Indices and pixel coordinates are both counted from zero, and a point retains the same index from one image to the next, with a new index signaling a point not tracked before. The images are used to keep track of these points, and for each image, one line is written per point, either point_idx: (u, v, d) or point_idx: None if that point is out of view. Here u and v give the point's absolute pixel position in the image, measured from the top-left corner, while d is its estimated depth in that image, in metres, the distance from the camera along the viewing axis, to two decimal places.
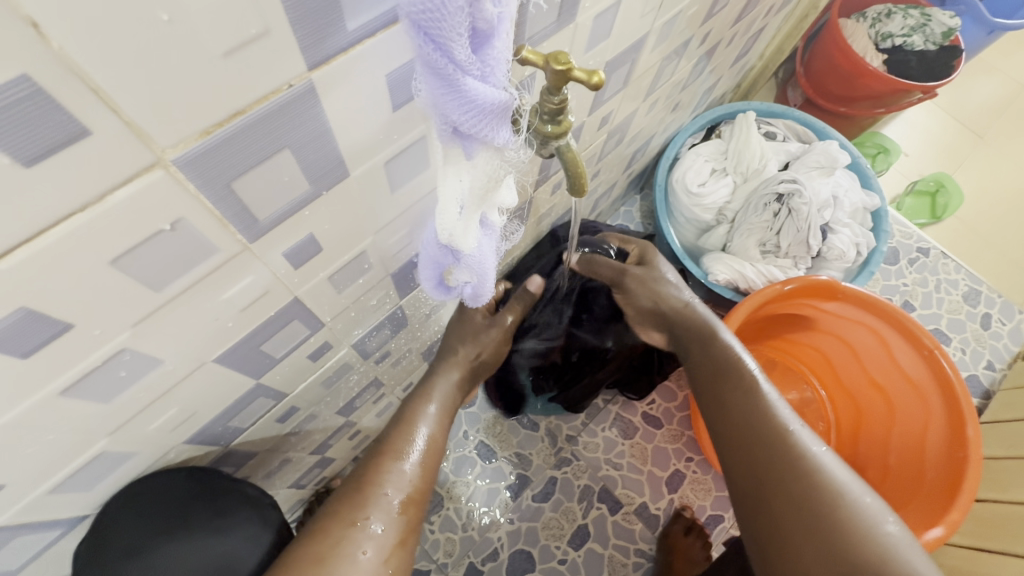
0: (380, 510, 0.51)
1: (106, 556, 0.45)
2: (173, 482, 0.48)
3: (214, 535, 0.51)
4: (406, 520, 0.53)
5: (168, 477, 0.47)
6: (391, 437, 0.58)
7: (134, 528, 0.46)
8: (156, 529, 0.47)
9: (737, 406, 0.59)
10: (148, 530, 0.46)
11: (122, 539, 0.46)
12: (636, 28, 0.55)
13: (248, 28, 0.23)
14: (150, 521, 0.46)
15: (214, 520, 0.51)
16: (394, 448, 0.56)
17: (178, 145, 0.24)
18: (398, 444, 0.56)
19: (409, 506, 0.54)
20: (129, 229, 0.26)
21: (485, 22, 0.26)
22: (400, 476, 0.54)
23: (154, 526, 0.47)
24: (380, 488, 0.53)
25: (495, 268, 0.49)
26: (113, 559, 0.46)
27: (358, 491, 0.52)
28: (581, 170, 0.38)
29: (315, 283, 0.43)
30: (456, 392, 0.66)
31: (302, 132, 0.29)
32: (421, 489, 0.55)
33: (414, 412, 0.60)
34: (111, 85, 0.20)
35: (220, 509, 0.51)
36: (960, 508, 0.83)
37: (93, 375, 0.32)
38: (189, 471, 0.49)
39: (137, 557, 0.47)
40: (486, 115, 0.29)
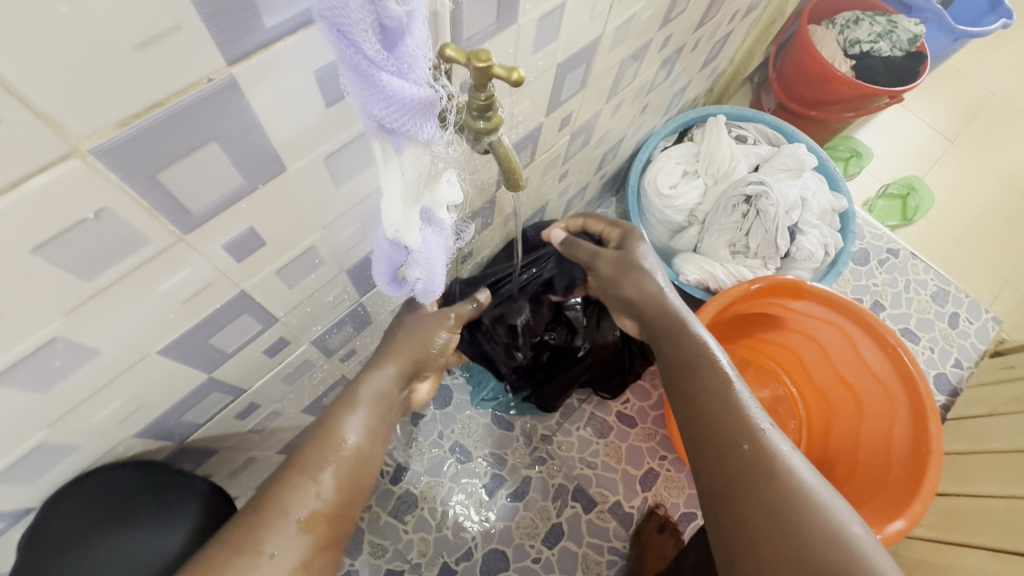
0: (275, 536, 0.44)
1: (49, 543, 0.45)
2: (117, 475, 0.47)
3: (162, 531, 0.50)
4: (311, 541, 0.46)
5: (112, 471, 0.47)
6: (302, 450, 0.50)
7: (71, 516, 0.45)
8: (95, 520, 0.46)
9: (702, 409, 0.58)
10: (87, 522, 0.46)
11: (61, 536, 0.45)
12: (587, 30, 0.57)
13: (157, 22, 0.23)
14: (88, 512, 0.45)
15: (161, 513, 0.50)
16: (301, 463, 0.48)
17: (95, 134, 0.25)
18: (308, 460, 0.49)
19: (317, 523, 0.47)
20: (51, 217, 0.27)
21: (394, 20, 0.27)
22: (305, 494, 0.47)
23: (93, 514, 0.46)
24: (282, 508, 0.46)
25: (445, 266, 0.50)
26: (55, 549, 0.45)
27: (253, 512, 0.45)
28: (514, 165, 0.39)
29: (261, 276, 0.44)
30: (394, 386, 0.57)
31: (231, 125, 0.30)
32: (338, 508, 0.48)
33: (334, 418, 0.52)
34: (17, 74, 0.21)
35: (166, 502, 0.51)
36: (921, 502, 0.85)
37: (25, 364, 0.32)
38: (138, 465, 0.50)
39: (76, 550, 0.46)
40: (408, 110, 0.31)
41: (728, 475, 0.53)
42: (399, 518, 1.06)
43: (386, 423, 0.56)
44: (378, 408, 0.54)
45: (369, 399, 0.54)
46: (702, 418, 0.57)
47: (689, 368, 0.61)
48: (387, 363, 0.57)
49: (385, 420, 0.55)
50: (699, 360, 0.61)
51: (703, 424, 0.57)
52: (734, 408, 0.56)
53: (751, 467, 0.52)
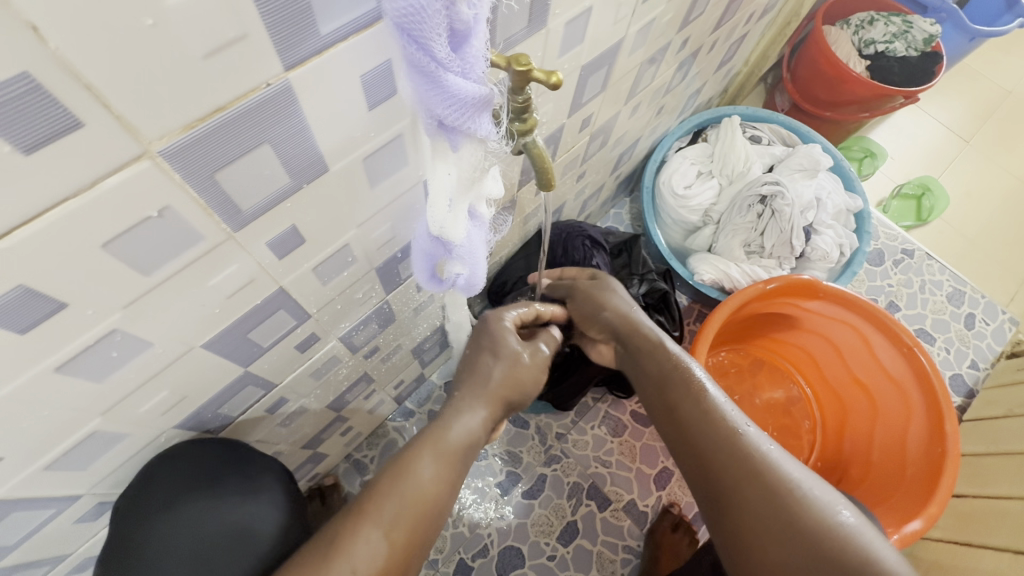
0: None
1: (147, 507, 0.50)
2: (208, 449, 0.53)
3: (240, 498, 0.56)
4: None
5: (202, 445, 0.53)
6: (379, 493, 0.46)
7: (169, 483, 0.51)
8: (188, 488, 0.52)
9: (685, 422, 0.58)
10: (181, 489, 0.51)
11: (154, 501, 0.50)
12: (610, 33, 0.58)
13: (226, 32, 0.25)
14: (183, 480, 0.51)
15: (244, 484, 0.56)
16: (376, 509, 0.45)
17: (164, 137, 0.27)
18: (383, 508, 0.45)
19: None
20: (121, 215, 0.28)
21: (463, 23, 0.29)
22: (372, 549, 0.43)
23: (189, 482, 0.52)
24: (348, 562, 0.42)
25: (485, 259, 0.51)
26: (150, 512, 0.51)
27: (320, 560, 0.42)
28: (548, 166, 0.40)
29: (299, 273, 0.45)
30: (477, 427, 0.53)
31: (283, 128, 0.32)
32: (402, 570, 0.44)
33: (417, 461, 0.48)
34: (102, 81, 0.23)
35: (249, 476, 0.57)
36: (938, 502, 0.85)
37: (86, 355, 0.34)
38: (220, 441, 0.55)
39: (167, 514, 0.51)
40: (468, 109, 0.32)
41: (717, 480, 0.55)
42: None
43: (467, 469, 0.51)
44: (460, 452, 0.50)
45: (452, 442, 0.50)
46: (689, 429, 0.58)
47: (665, 381, 0.61)
48: (479, 406, 0.53)
49: (465, 471, 0.51)
50: (671, 371, 0.62)
51: (691, 436, 0.57)
52: (715, 416, 0.57)
53: (741, 475, 0.53)
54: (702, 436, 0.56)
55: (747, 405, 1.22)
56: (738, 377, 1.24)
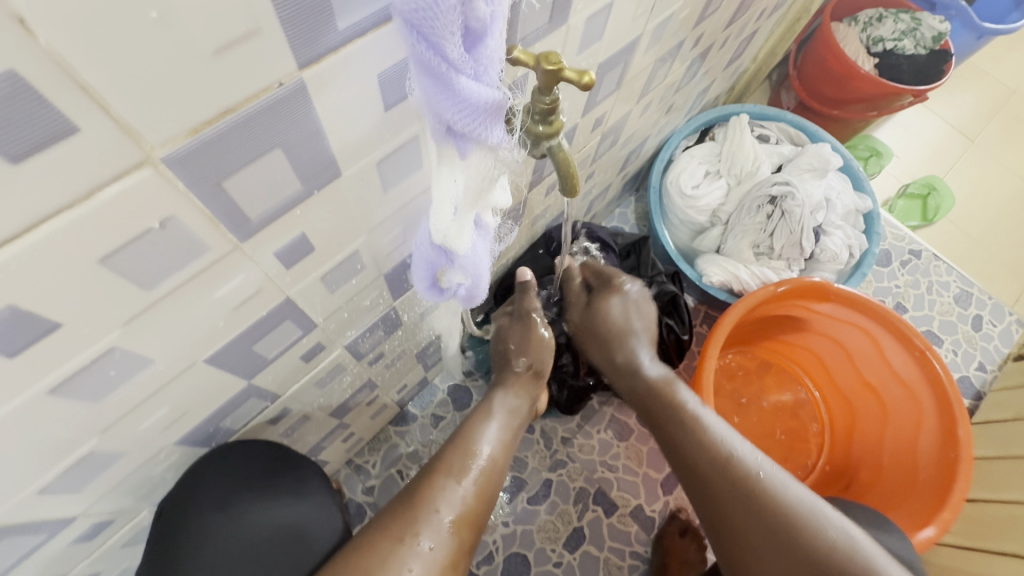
0: (429, 529, 0.48)
1: (199, 509, 0.54)
2: (253, 450, 0.57)
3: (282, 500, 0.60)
4: (457, 541, 0.49)
5: (250, 444, 0.57)
6: (446, 455, 0.55)
7: (215, 487, 0.55)
8: (236, 487, 0.56)
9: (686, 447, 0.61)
10: (230, 489, 0.56)
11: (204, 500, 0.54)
12: (628, 29, 0.55)
13: (236, 26, 0.22)
14: (232, 480, 0.56)
15: (291, 485, 0.60)
16: (446, 465, 0.53)
17: (168, 142, 0.24)
18: (454, 463, 0.53)
19: (461, 526, 0.50)
20: (120, 227, 0.26)
21: (479, 21, 0.26)
22: (453, 494, 0.51)
23: (233, 485, 0.56)
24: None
25: (489, 271, 0.49)
26: (205, 512, 0.55)
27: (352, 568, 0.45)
28: (572, 170, 0.38)
29: (307, 283, 0.43)
30: (516, 406, 0.63)
31: (294, 132, 0.29)
32: (476, 513, 0.52)
33: (472, 428, 0.58)
34: (99, 81, 0.20)
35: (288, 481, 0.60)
36: (952, 508, 0.84)
37: (81, 376, 0.32)
38: (266, 442, 0.59)
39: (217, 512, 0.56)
40: (480, 114, 0.30)
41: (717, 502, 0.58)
42: None
43: (495, 485, 0.55)
44: (506, 422, 0.61)
45: (497, 415, 0.61)
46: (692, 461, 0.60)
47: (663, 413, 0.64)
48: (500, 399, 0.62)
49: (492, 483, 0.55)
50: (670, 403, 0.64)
51: (694, 468, 0.59)
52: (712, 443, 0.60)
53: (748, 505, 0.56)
54: (706, 470, 0.58)
55: (754, 409, 1.21)
56: (745, 380, 1.22)
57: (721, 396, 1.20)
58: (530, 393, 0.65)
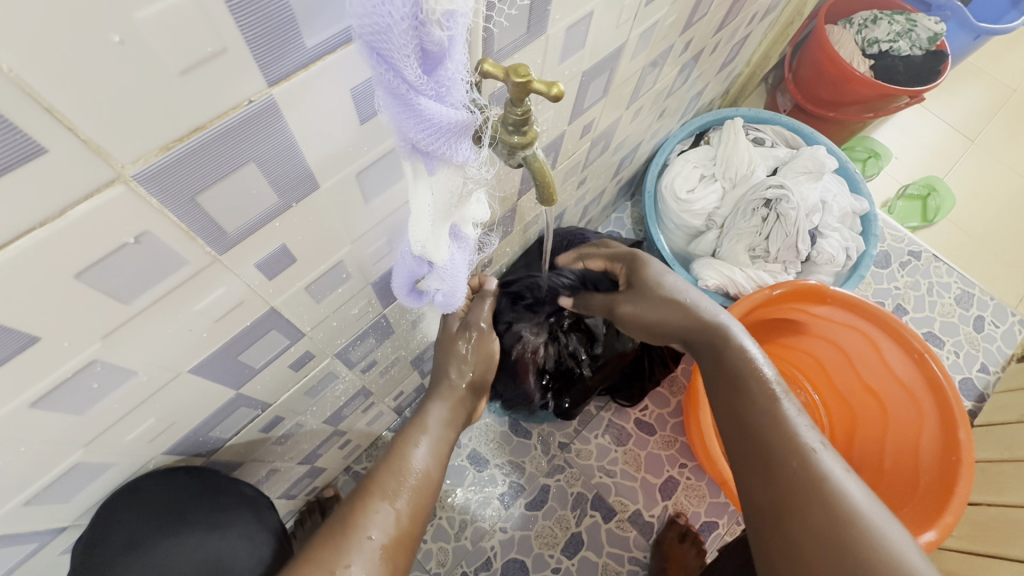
0: (361, 558, 0.48)
1: (107, 550, 0.48)
2: (174, 480, 0.50)
3: (212, 531, 0.54)
4: (390, 565, 0.50)
5: (169, 475, 0.50)
6: (379, 475, 0.55)
7: (134, 519, 0.48)
8: (151, 524, 0.49)
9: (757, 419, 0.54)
10: (145, 525, 0.49)
11: (120, 534, 0.48)
12: (612, 37, 0.56)
13: (202, 47, 0.23)
14: (147, 514, 0.49)
15: (213, 517, 0.54)
16: (379, 487, 0.54)
17: (139, 160, 0.25)
18: (385, 485, 0.54)
19: (394, 551, 0.51)
20: (93, 244, 0.26)
21: (435, 44, 0.27)
22: (384, 517, 0.52)
23: (154, 519, 0.49)
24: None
25: (466, 281, 0.49)
26: (114, 551, 0.48)
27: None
28: (549, 180, 0.38)
29: (292, 293, 0.43)
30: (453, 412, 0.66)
31: (267, 147, 0.30)
32: (410, 532, 0.54)
33: (405, 447, 0.59)
34: (64, 104, 0.21)
35: (217, 509, 0.54)
36: (953, 512, 0.83)
37: (63, 388, 0.32)
38: (189, 470, 0.52)
39: (136, 549, 0.49)
40: (443, 134, 0.30)
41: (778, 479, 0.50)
42: None
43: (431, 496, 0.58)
44: (440, 435, 0.62)
45: (433, 428, 0.62)
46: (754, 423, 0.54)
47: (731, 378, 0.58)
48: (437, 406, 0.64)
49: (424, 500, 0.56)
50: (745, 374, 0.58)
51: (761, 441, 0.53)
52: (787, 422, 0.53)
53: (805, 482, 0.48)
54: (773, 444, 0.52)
55: None
56: None
57: None
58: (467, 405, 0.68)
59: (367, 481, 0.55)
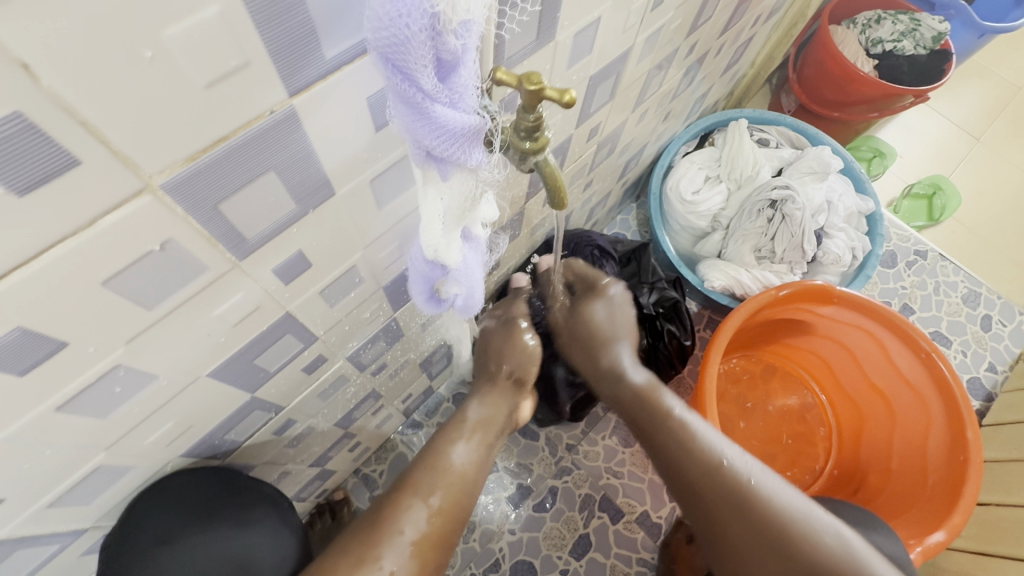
0: (392, 554, 0.50)
1: (135, 546, 0.48)
2: (200, 476, 0.51)
3: (237, 529, 0.54)
4: (420, 563, 0.51)
5: (195, 473, 0.51)
6: (414, 473, 0.56)
7: (165, 514, 0.49)
8: (182, 519, 0.50)
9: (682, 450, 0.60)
10: (174, 521, 0.50)
11: (150, 531, 0.48)
12: (618, 42, 0.56)
13: (227, 61, 0.24)
14: (175, 510, 0.50)
15: (240, 514, 0.55)
16: (413, 484, 0.55)
17: (165, 170, 0.26)
18: (421, 482, 0.55)
19: (426, 548, 0.52)
20: (121, 251, 0.27)
21: (450, 53, 0.27)
22: (416, 515, 0.53)
23: (183, 513, 0.50)
24: None
25: (482, 280, 0.50)
26: (145, 548, 0.49)
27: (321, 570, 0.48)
28: (560, 184, 0.39)
29: (306, 297, 0.44)
30: (493, 411, 0.65)
31: (286, 155, 0.31)
32: (442, 531, 0.53)
33: (442, 447, 0.59)
34: (98, 117, 0.22)
35: (244, 504, 0.55)
36: (962, 512, 0.83)
37: (88, 391, 0.33)
38: (212, 470, 0.53)
39: (165, 547, 0.50)
40: (457, 140, 0.31)
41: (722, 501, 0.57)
42: None
43: (470, 496, 0.57)
44: (480, 434, 0.62)
45: (470, 426, 0.63)
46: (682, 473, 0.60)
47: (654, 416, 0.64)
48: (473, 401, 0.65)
49: (461, 505, 0.56)
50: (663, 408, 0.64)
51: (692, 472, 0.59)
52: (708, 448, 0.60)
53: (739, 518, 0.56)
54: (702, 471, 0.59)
55: (760, 413, 1.20)
56: (751, 384, 1.21)
57: (726, 400, 1.20)
58: (508, 402, 0.67)
59: (404, 476, 0.56)
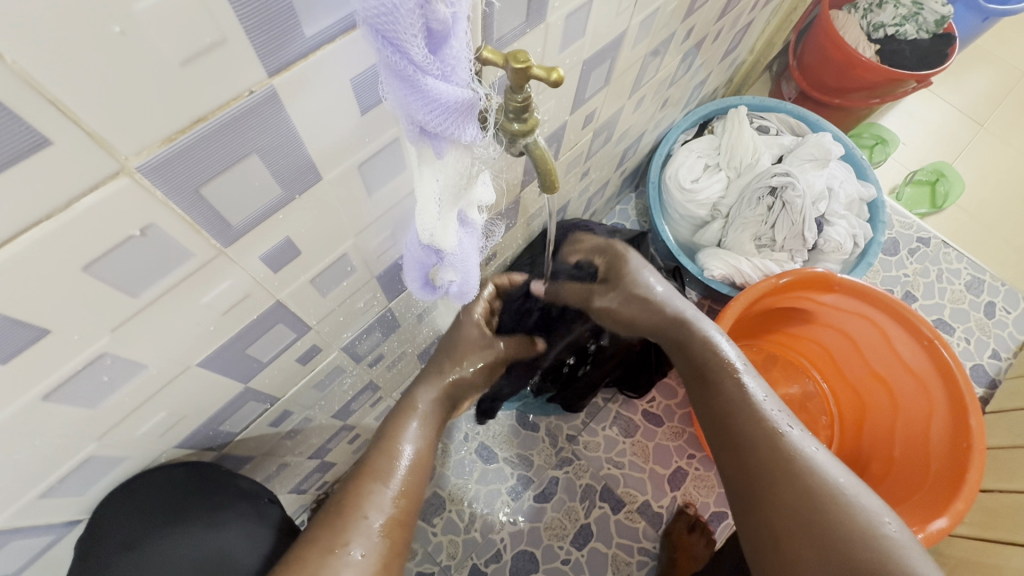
0: (359, 538, 0.50)
1: (102, 550, 0.48)
2: (171, 477, 0.50)
3: (209, 529, 0.54)
4: (388, 543, 0.51)
5: (169, 472, 0.50)
6: (373, 458, 0.56)
7: (129, 520, 0.48)
8: (149, 525, 0.49)
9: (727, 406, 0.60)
10: (141, 526, 0.49)
11: (116, 535, 0.48)
12: (612, 25, 0.56)
13: (202, 37, 0.23)
14: (143, 515, 0.49)
15: (210, 515, 0.54)
16: (374, 470, 0.55)
17: (142, 151, 0.25)
18: (381, 467, 0.55)
19: (393, 527, 0.52)
20: (100, 237, 0.27)
21: (440, 22, 0.27)
22: (382, 498, 0.53)
23: (149, 522, 0.49)
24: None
25: (479, 266, 0.49)
26: (111, 550, 0.48)
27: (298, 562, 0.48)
28: (550, 167, 0.38)
29: (297, 286, 0.44)
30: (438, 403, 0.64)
31: (269, 138, 0.30)
32: (406, 511, 0.54)
33: (394, 431, 0.59)
34: (68, 95, 0.21)
35: (215, 506, 0.54)
36: (964, 498, 0.82)
37: (74, 380, 0.33)
38: (189, 466, 0.52)
39: (132, 551, 0.49)
40: (452, 114, 0.30)
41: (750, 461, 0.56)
42: (428, 521, 1.06)
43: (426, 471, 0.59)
44: (431, 419, 0.62)
45: (423, 413, 0.62)
46: (732, 429, 0.59)
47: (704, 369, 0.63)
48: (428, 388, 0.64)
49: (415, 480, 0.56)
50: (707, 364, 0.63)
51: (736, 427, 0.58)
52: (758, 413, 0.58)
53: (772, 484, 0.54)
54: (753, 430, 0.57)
55: None
56: None
57: None
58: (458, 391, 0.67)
59: (367, 459, 0.56)
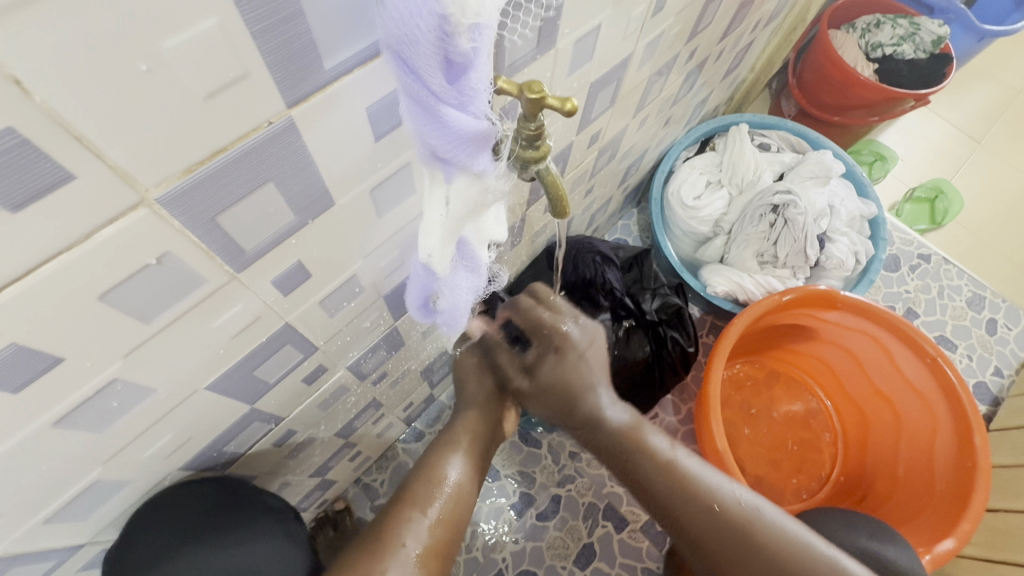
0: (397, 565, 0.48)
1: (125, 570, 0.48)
2: (192, 491, 0.50)
3: (233, 543, 0.53)
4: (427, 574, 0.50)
5: (188, 487, 0.50)
6: (412, 485, 0.55)
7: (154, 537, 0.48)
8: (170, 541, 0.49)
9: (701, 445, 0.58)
10: (165, 543, 0.49)
11: (141, 553, 0.48)
12: (619, 48, 0.56)
13: (225, 72, 0.23)
14: (167, 531, 0.48)
15: (234, 530, 0.53)
16: (412, 496, 0.54)
17: (162, 183, 0.25)
18: (420, 495, 0.54)
19: (430, 558, 0.51)
20: (118, 266, 0.27)
21: (462, 55, 0.27)
22: (420, 527, 0.52)
23: (172, 537, 0.49)
24: None
25: (472, 304, 0.49)
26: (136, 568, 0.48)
27: None
28: (562, 193, 0.38)
29: (306, 308, 0.44)
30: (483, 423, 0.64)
31: (284, 166, 0.30)
32: (445, 541, 0.53)
33: (440, 457, 0.58)
34: (93, 130, 0.21)
35: (238, 520, 0.53)
36: (971, 520, 0.81)
37: (85, 406, 0.33)
38: (211, 482, 0.52)
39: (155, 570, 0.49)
40: (466, 142, 0.31)
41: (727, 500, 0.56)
42: None
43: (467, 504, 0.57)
44: (475, 445, 0.62)
45: (467, 438, 0.62)
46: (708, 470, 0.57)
47: None
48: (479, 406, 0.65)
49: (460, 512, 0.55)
50: None
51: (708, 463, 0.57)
52: None
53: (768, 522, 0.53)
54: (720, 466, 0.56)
55: (765, 419, 1.19)
56: (754, 390, 1.20)
57: (729, 407, 1.19)
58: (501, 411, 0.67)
59: (411, 481, 0.56)
